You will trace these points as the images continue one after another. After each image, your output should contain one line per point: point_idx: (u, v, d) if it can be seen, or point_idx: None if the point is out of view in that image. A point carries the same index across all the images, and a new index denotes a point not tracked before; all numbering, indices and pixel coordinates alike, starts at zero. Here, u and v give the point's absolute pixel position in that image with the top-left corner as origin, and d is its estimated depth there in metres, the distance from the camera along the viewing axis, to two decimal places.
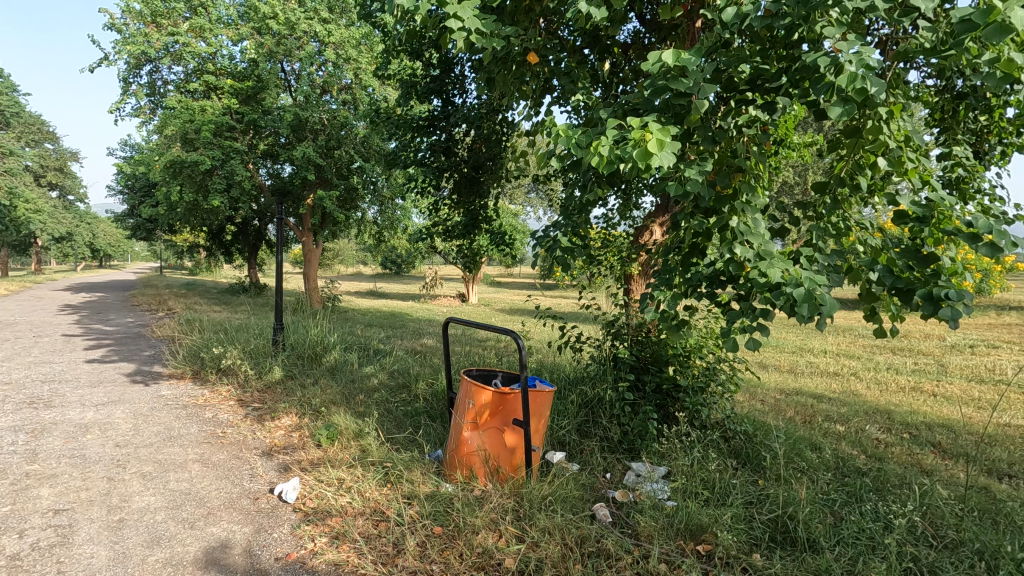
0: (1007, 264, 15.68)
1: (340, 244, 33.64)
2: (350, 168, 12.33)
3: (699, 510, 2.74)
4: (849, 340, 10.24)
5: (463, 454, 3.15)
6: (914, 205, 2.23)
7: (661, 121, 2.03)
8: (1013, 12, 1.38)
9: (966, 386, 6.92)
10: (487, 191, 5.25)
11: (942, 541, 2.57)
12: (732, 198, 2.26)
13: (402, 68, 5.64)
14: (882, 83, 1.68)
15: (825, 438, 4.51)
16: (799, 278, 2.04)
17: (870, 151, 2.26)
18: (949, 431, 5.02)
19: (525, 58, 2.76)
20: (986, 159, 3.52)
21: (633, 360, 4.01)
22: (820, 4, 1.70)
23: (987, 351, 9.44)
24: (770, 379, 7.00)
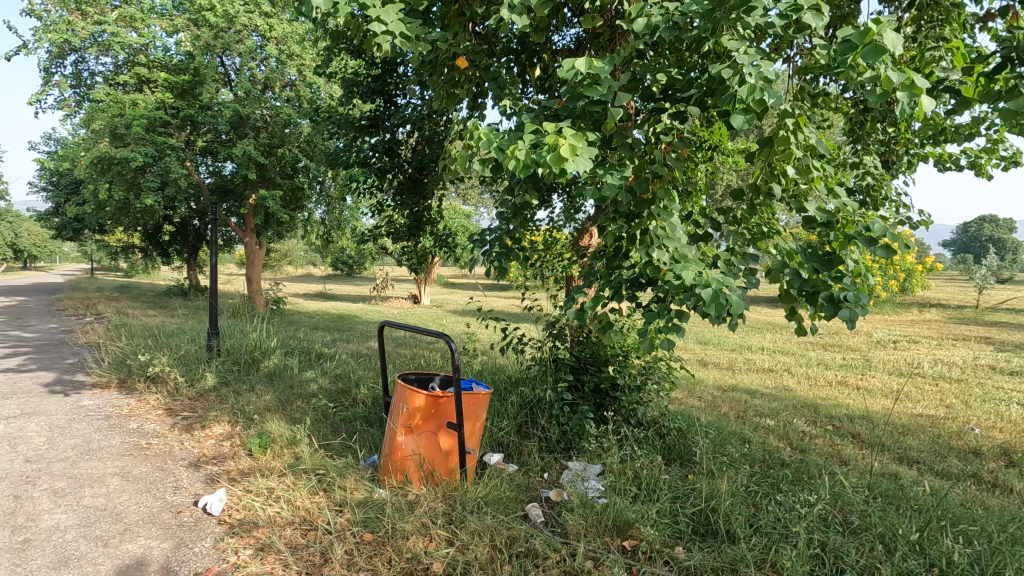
0: (927, 264, 16.85)
1: (287, 245, 32.65)
2: (295, 167, 12.00)
3: (627, 506, 2.82)
4: (785, 337, 10.75)
5: (397, 459, 3.12)
6: (819, 211, 2.35)
7: (578, 127, 2.11)
8: (884, 34, 1.52)
9: (886, 380, 7.39)
10: (431, 192, 5.20)
11: (849, 526, 2.73)
12: (651, 203, 2.36)
13: (344, 67, 5.54)
14: (779, 94, 1.76)
15: (755, 432, 4.72)
16: (709, 280, 2.15)
17: (779, 160, 2.37)
18: (868, 422, 5.34)
19: (455, 63, 2.78)
20: (895, 168, 3.71)
21: (572, 360, 4.08)
22: (723, 18, 1.78)
23: (907, 346, 10.11)
24: (709, 376, 7.27)
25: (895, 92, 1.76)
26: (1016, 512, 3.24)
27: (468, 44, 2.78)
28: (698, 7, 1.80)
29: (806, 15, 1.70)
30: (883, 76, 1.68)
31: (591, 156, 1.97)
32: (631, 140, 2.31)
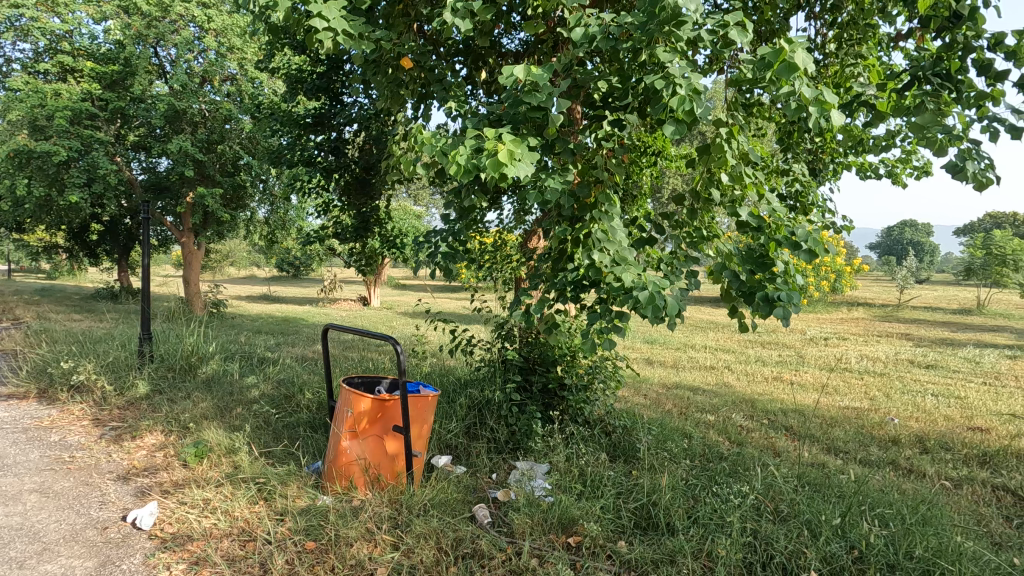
0: (854, 265, 17.99)
1: (228, 245, 31.30)
2: (236, 164, 11.56)
3: (572, 504, 2.88)
4: (726, 335, 11.22)
5: (342, 465, 3.06)
6: (750, 217, 2.47)
7: (520, 131, 2.15)
8: (796, 53, 1.74)
9: (817, 375, 7.84)
10: (378, 193, 5.12)
11: (778, 514, 2.89)
12: (591, 207, 2.42)
13: (288, 63, 5.40)
14: (707, 106, 1.86)
15: (696, 427, 4.91)
16: (647, 282, 2.22)
17: (714, 167, 2.46)
18: (801, 415, 5.64)
19: (399, 63, 2.77)
20: (822, 176, 3.94)
21: (521, 361, 4.11)
22: (655, 32, 1.86)
23: (837, 343, 10.75)
24: (654, 374, 7.49)
25: (808, 107, 1.91)
26: (927, 495, 3.52)
27: (412, 45, 2.77)
28: (633, 19, 1.88)
29: (731, 32, 1.81)
30: (799, 93, 1.83)
31: (532, 161, 2.01)
32: (573, 146, 2.37)
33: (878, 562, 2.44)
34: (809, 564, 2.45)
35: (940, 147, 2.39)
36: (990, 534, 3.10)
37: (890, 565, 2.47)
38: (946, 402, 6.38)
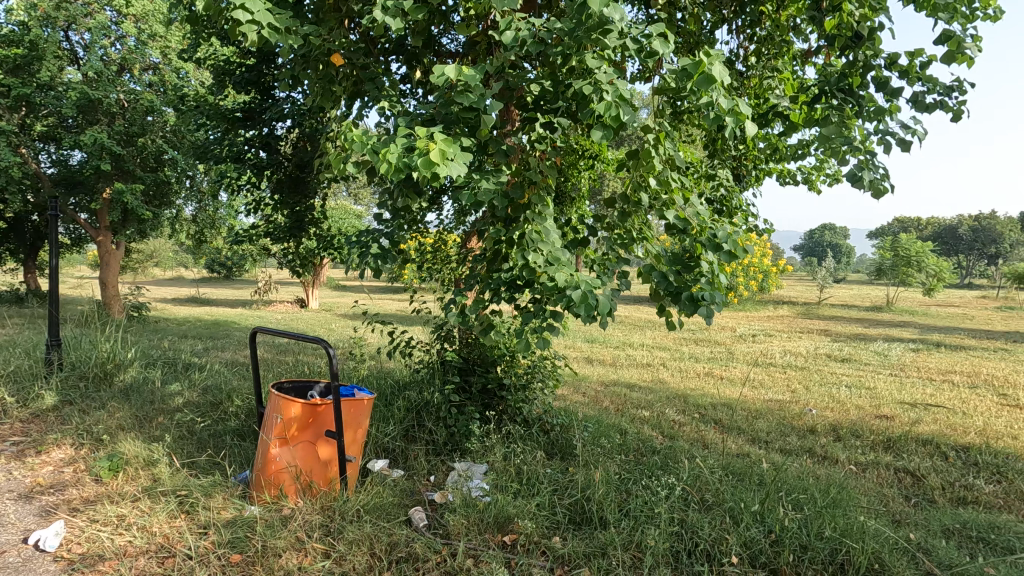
0: (779, 266, 19.08)
1: (152, 245, 29.43)
2: (159, 159, 10.90)
3: (509, 502, 2.91)
4: (662, 333, 11.63)
5: (271, 473, 2.95)
6: (675, 219, 2.57)
7: (453, 132, 2.16)
8: (712, 66, 1.84)
9: (745, 370, 8.26)
10: (314, 191, 4.95)
11: (703, 503, 3.03)
12: (525, 208, 2.44)
13: (214, 53, 5.15)
14: (632, 113, 1.93)
15: (631, 423, 5.06)
16: (579, 282, 2.27)
17: (643, 171, 2.55)
18: (729, 409, 5.93)
19: (330, 59, 2.71)
20: (746, 181, 4.13)
21: (460, 361, 4.10)
22: (582, 39, 1.92)
23: (763, 339, 11.38)
24: (594, 372, 7.66)
25: (725, 117, 2.03)
26: (838, 479, 3.79)
27: (343, 41, 2.71)
28: (562, 26, 1.93)
29: (654, 42, 1.89)
30: (716, 104, 1.94)
31: (464, 161, 2.01)
32: (506, 147, 2.39)
33: (792, 544, 2.61)
34: (730, 549, 2.60)
35: (842, 157, 2.61)
36: (890, 512, 3.38)
37: (803, 545, 2.63)
38: (857, 393, 6.89)
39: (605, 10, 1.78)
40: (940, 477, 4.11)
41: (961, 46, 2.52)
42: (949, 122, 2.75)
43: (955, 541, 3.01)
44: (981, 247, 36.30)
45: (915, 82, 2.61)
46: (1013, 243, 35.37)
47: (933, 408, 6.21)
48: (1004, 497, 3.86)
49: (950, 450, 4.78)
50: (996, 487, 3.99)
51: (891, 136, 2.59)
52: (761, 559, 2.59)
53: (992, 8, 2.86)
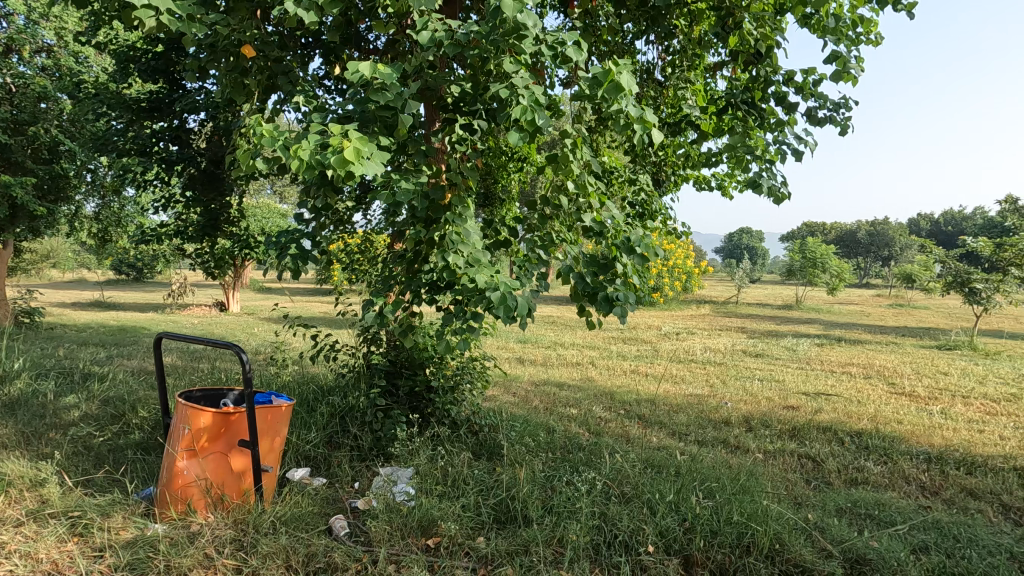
0: (701, 267, 20.10)
1: (46, 244, 26.80)
2: (54, 150, 9.95)
3: (433, 505, 2.90)
4: (592, 332, 11.95)
5: (177, 488, 2.77)
6: (593, 222, 2.65)
7: (369, 131, 2.12)
8: (620, 75, 1.95)
9: (668, 366, 8.64)
10: (231, 188, 4.68)
11: (623, 495, 3.15)
12: (446, 210, 2.44)
13: (117, 37, 4.77)
14: (548, 116, 1.97)
15: (559, 421, 5.16)
16: (498, 284, 2.29)
17: (563, 175, 2.60)
18: (652, 405, 6.18)
19: (240, 50, 2.59)
20: (665, 187, 4.28)
21: (386, 364, 4.02)
22: (499, 42, 1.95)
23: (686, 337, 11.95)
24: (524, 372, 7.75)
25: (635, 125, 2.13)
26: (748, 467, 4.04)
27: (255, 33, 2.60)
28: (478, 29, 1.94)
29: (568, 49, 1.95)
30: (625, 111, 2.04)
31: (381, 161, 1.98)
32: (425, 148, 2.37)
33: (703, 530, 2.76)
34: (646, 539, 2.72)
35: (745, 164, 2.82)
36: (793, 495, 3.65)
37: (714, 530, 2.79)
38: (768, 386, 7.38)
39: (518, 16, 1.81)
40: (836, 461, 4.48)
41: (846, 66, 2.77)
42: (838, 135, 3.05)
43: (846, 519, 3.30)
44: (876, 250, 39.93)
45: (808, 97, 2.86)
46: (902, 246, 39.16)
47: (832, 398, 6.77)
48: (890, 476, 4.26)
49: (845, 435, 5.22)
50: (882, 468, 4.40)
51: (787, 145, 2.87)
52: (675, 546, 2.72)
53: (874, 33, 3.18)
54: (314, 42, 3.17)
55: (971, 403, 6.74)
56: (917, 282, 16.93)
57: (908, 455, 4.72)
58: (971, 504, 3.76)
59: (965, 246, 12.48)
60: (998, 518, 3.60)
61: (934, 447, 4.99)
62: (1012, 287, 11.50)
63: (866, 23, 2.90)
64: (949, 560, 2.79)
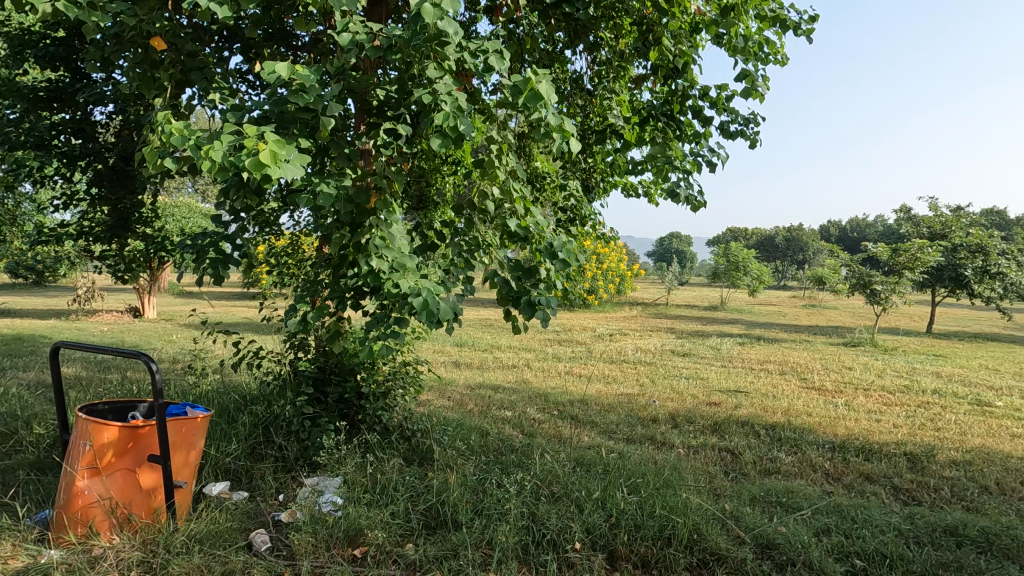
0: (633, 270, 20.79)
1: None
2: None
3: (360, 513, 2.86)
4: (528, 334, 12.08)
5: (77, 509, 2.57)
6: (517, 228, 2.71)
7: (289, 133, 2.07)
8: (539, 84, 2.05)
9: (601, 367, 8.87)
10: (143, 185, 4.37)
11: (551, 494, 3.21)
12: (371, 214, 2.41)
13: (8, 18, 4.35)
14: (470, 124, 1.99)
15: (493, 424, 5.19)
16: (422, 289, 2.29)
17: (489, 180, 2.63)
18: (585, 405, 6.32)
19: (149, 42, 2.45)
20: (595, 193, 4.38)
21: (313, 371, 3.89)
22: (421, 47, 1.95)
23: (618, 338, 12.34)
24: (460, 376, 7.72)
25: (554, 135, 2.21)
26: (672, 463, 4.23)
27: (166, 24, 2.46)
28: (401, 34, 1.94)
29: (490, 58, 2.00)
30: (545, 121, 2.12)
31: (300, 164, 1.92)
32: (349, 151, 2.34)
33: (627, 524, 2.87)
34: (574, 536, 2.79)
35: (665, 172, 2.96)
36: (712, 487, 3.85)
37: (637, 524, 2.91)
38: (693, 384, 7.74)
39: (439, 23, 1.81)
40: (752, 453, 4.77)
41: (754, 84, 2.97)
42: (748, 148, 3.27)
43: (759, 507, 3.52)
44: (791, 254, 42.81)
45: (721, 111, 3.05)
46: (814, 251, 42.22)
47: (751, 393, 7.19)
48: (799, 465, 4.59)
49: (761, 429, 5.56)
50: (793, 458, 4.73)
51: (702, 156, 3.05)
52: (601, 542, 2.81)
53: (780, 54, 3.43)
54: (232, 36, 3.03)
55: (870, 395, 7.37)
56: (826, 284, 18.29)
57: (815, 445, 5.10)
58: (867, 488, 4.11)
59: (866, 251, 13.60)
60: (890, 499, 3.96)
61: (838, 437, 5.42)
62: (906, 288, 12.67)
63: (772, 45, 3.12)
64: (847, 540, 3.04)
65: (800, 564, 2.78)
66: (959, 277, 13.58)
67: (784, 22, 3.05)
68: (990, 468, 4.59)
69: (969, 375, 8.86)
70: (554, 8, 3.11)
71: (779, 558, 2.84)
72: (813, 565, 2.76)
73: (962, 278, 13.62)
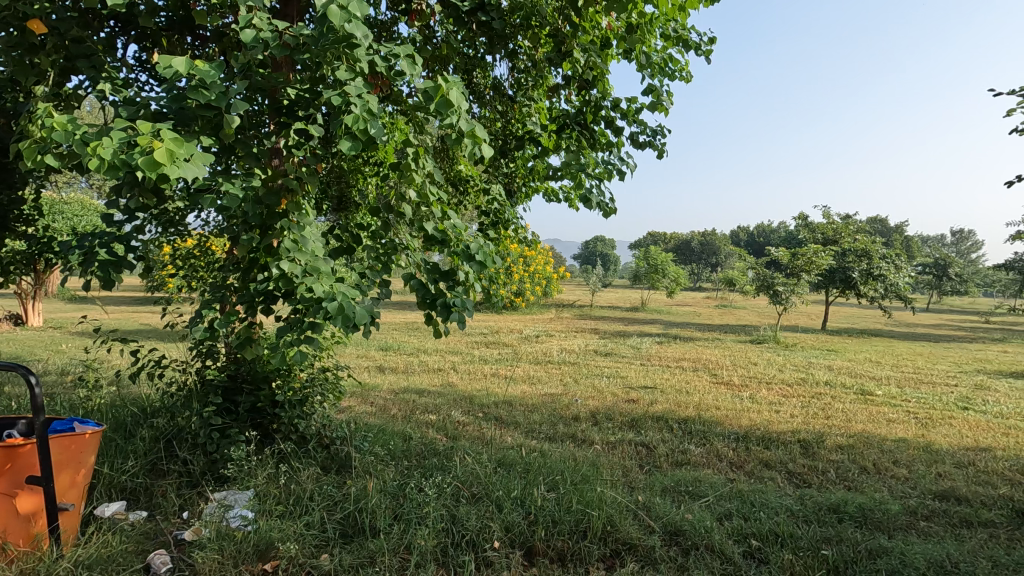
0: (559, 273, 21.27)
1: None
2: None
3: (271, 526, 2.76)
4: (455, 337, 12.05)
5: None
6: (435, 231, 2.70)
7: (189, 130, 1.97)
8: (450, 91, 2.13)
9: (526, 368, 9.01)
10: (23, 179, 3.95)
11: (472, 495, 3.23)
12: (281, 217, 2.33)
13: None
14: (381, 127, 2.00)
15: (417, 428, 5.14)
16: (336, 293, 2.23)
17: (406, 183, 2.61)
18: (509, 406, 6.39)
19: (26, 24, 2.23)
20: (517, 198, 4.44)
21: (222, 381, 3.68)
22: (330, 48, 1.93)
23: (544, 339, 12.58)
24: (384, 381, 7.58)
25: (466, 139, 2.26)
26: (591, 459, 4.39)
27: (47, 7, 2.26)
28: (309, 34, 1.91)
29: (401, 63, 2.04)
30: (457, 127, 2.17)
31: (201, 163, 1.84)
32: (257, 150, 2.26)
33: (545, 521, 2.96)
34: (492, 535, 2.84)
35: (579, 179, 3.08)
36: (627, 480, 4.03)
37: (554, 519, 3.01)
38: (613, 382, 8.04)
39: (346, 26, 1.81)
40: (665, 446, 5.03)
41: (660, 98, 3.16)
42: (656, 157, 3.47)
43: (669, 496, 3.73)
44: (706, 257, 45.46)
45: (630, 122, 3.22)
46: (725, 255, 45.11)
47: (665, 390, 7.59)
48: (707, 455, 4.90)
49: (675, 423, 5.88)
50: (701, 449, 5.03)
51: (613, 164, 3.20)
52: (519, 539, 2.88)
53: (684, 71, 3.66)
54: (127, 23, 2.83)
55: (771, 388, 7.98)
56: (735, 285, 19.59)
57: (722, 437, 5.46)
58: (765, 474, 4.46)
59: (770, 255, 14.71)
60: (784, 482, 4.33)
61: (742, 427, 5.83)
62: (803, 289, 13.81)
63: (675, 62, 3.34)
64: (745, 523, 3.28)
65: (703, 548, 2.97)
66: (848, 279, 15.00)
67: (686, 42, 3.27)
68: (869, 450, 5.12)
69: (855, 368, 9.82)
70: (471, 16, 3.14)
71: (685, 543, 3.03)
72: (714, 548, 2.96)
73: (850, 279, 15.06)
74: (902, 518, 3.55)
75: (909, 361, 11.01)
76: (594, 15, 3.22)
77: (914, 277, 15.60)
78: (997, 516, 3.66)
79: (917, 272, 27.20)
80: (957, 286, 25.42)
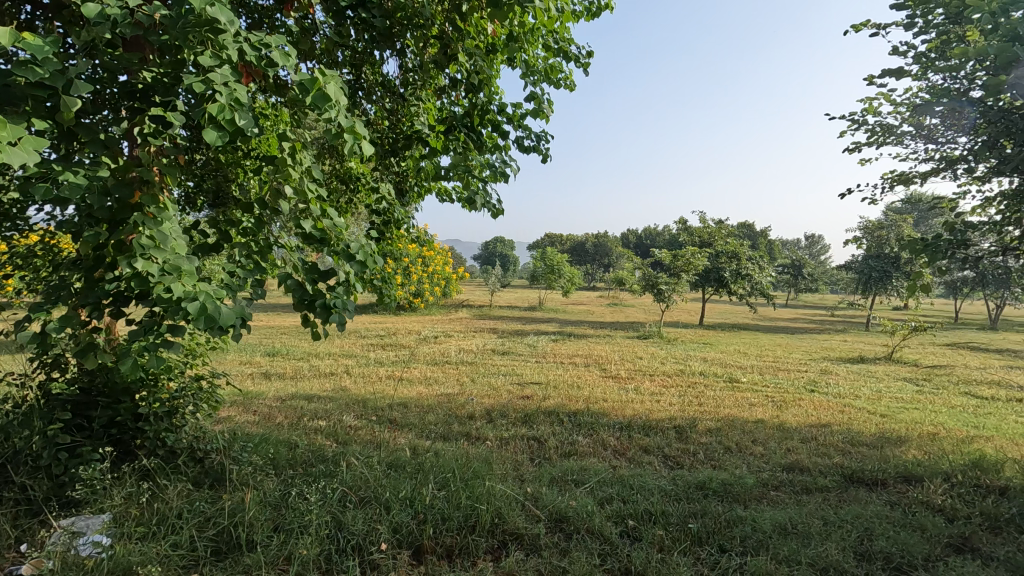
0: (458, 273, 21.25)
1: None
2: None
3: (131, 550, 2.53)
4: (349, 339, 11.61)
5: None
6: (311, 230, 2.58)
7: (16, 110, 1.74)
8: (327, 85, 2.05)
9: (422, 370, 8.92)
10: None
11: (360, 499, 3.17)
12: (136, 210, 2.12)
13: None
14: (249, 117, 1.90)
15: (304, 436, 4.91)
16: (198, 292, 2.09)
17: (278, 179, 2.48)
18: (404, 408, 6.31)
19: None
20: (410, 198, 4.39)
21: (72, 395, 3.26)
22: (191, 31, 1.81)
23: (441, 339, 12.53)
24: (269, 388, 7.14)
25: (344, 135, 2.21)
26: (484, 455, 4.47)
27: None
28: (165, 13, 1.77)
29: (272, 52, 1.95)
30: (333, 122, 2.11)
31: (32, 148, 1.65)
32: (105, 137, 2.05)
33: (433, 518, 2.98)
34: (378, 538, 2.80)
35: (464, 181, 3.11)
36: (518, 473, 4.16)
37: (443, 516, 3.04)
38: (509, 380, 8.21)
39: (209, 9, 1.71)
40: (555, 439, 5.24)
41: (542, 106, 3.30)
42: (541, 162, 3.60)
43: (555, 485, 3.91)
44: (599, 258, 47.71)
45: (515, 127, 3.33)
46: (616, 257, 47.63)
47: (557, 385, 7.89)
48: (593, 445, 5.18)
49: (565, 416, 6.15)
50: (588, 440, 5.30)
51: (497, 168, 3.28)
52: (407, 539, 2.87)
53: (567, 80, 3.86)
54: None
55: (653, 380, 8.58)
56: (624, 285, 20.74)
57: (608, 427, 5.79)
58: (643, 459, 4.81)
59: (654, 257, 15.78)
60: (660, 465, 4.70)
61: (626, 417, 6.22)
62: (683, 288, 14.97)
63: (557, 71, 3.51)
64: (623, 505, 3.53)
65: (584, 531, 3.15)
66: (721, 278, 16.50)
67: (566, 54, 3.45)
68: (732, 432, 5.69)
69: (725, 359, 10.84)
70: (353, 12, 3.09)
71: (568, 529, 3.19)
72: (594, 530, 3.15)
73: (723, 279, 16.58)
74: (756, 489, 4.00)
75: (769, 351, 12.36)
76: (479, 21, 3.29)
77: (774, 277, 17.54)
78: (830, 481, 4.25)
79: (777, 272, 30.57)
80: (809, 285, 28.95)
